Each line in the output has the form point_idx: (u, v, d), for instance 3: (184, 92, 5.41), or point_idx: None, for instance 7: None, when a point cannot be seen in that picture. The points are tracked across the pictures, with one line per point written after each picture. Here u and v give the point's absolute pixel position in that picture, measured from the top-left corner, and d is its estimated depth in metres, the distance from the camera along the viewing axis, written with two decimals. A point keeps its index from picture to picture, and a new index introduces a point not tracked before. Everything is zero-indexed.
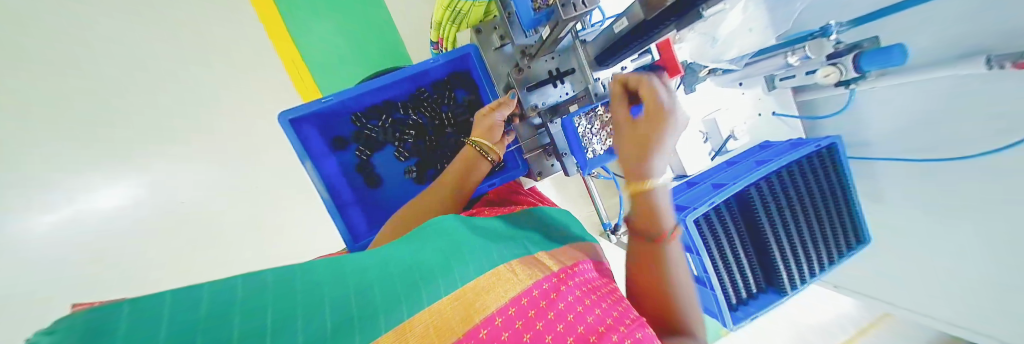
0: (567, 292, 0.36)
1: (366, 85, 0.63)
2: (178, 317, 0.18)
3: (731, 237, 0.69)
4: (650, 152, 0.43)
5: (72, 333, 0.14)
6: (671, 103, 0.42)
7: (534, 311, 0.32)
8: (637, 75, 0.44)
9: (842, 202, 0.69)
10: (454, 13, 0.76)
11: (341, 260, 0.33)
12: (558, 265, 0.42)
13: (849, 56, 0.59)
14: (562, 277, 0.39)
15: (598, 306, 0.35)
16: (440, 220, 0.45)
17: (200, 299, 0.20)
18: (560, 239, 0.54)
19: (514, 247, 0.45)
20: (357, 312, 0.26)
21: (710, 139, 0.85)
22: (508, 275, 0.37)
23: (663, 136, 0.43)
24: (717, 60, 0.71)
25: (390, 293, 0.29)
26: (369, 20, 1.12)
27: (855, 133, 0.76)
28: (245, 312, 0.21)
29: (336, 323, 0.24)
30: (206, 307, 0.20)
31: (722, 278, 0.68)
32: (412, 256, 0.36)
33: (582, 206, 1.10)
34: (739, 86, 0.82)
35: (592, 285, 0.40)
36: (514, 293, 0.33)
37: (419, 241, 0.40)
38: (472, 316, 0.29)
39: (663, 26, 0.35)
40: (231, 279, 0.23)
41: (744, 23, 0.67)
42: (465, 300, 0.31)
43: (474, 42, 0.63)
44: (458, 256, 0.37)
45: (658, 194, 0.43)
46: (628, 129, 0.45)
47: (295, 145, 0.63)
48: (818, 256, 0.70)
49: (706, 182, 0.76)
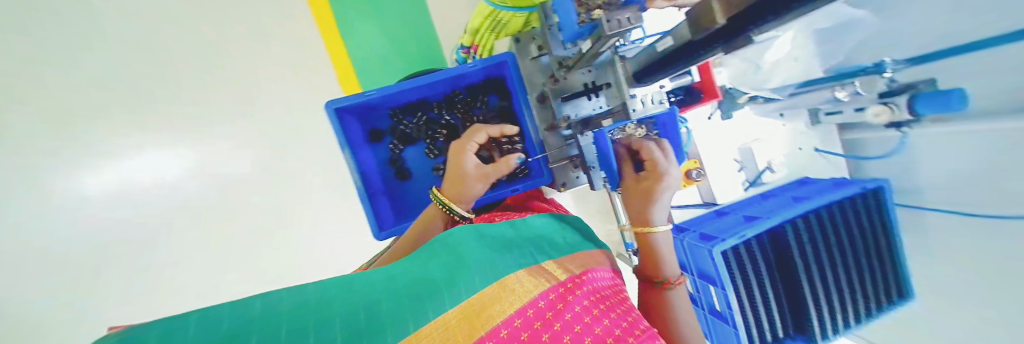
0: (575, 302, 0.36)
1: (407, 83, 0.67)
2: (202, 337, 0.19)
3: (760, 275, 0.66)
4: (652, 215, 0.46)
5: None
6: (664, 169, 0.45)
7: (539, 323, 0.31)
8: (637, 138, 0.48)
9: (882, 250, 0.64)
10: (493, 22, 0.80)
11: (351, 276, 0.34)
12: (566, 274, 0.43)
13: (903, 97, 0.56)
14: (569, 287, 0.39)
15: (606, 316, 0.35)
16: (451, 233, 0.48)
17: (222, 320, 0.21)
18: (569, 243, 0.54)
19: (520, 256, 0.45)
20: (365, 325, 0.25)
21: (745, 169, 0.82)
22: (513, 287, 0.37)
23: (660, 200, 0.46)
24: (758, 88, 0.78)
25: (398, 306, 0.29)
26: (410, 23, 1.21)
27: (906, 178, 0.70)
28: (262, 330, 0.21)
29: (345, 333, 0.24)
30: (227, 324, 0.20)
31: (747, 317, 0.64)
32: (421, 272, 0.37)
33: (602, 225, 1.09)
34: (780, 117, 0.81)
35: (600, 295, 0.40)
36: (520, 305, 0.33)
37: (425, 256, 0.42)
38: (476, 330, 0.28)
39: (707, 49, 0.34)
40: (254, 296, 0.24)
41: (789, 55, 0.75)
42: (472, 313, 0.31)
43: (512, 50, 0.64)
44: (463, 269, 0.38)
45: (660, 246, 0.47)
46: (631, 190, 0.49)
47: (337, 133, 0.67)
48: (857, 306, 0.64)
49: (737, 213, 0.74)
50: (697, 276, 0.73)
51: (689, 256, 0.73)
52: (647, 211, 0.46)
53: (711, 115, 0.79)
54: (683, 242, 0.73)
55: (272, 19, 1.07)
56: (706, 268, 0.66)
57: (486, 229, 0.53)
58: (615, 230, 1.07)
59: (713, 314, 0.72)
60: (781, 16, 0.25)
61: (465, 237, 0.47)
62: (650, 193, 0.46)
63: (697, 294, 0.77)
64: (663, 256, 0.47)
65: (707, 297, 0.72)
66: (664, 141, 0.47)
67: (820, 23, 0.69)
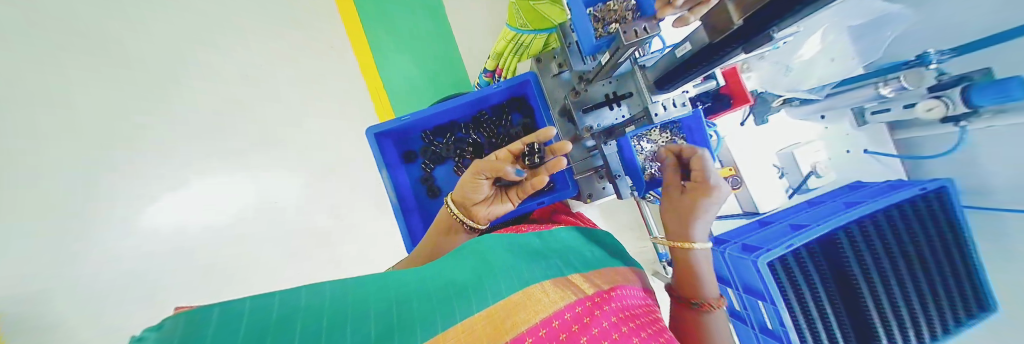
0: (602, 317, 0.34)
1: (436, 106, 0.72)
2: (252, 319, 0.21)
3: (813, 286, 0.61)
4: (691, 228, 0.46)
5: (173, 331, 0.17)
6: (715, 184, 0.45)
7: (565, 334, 0.31)
8: (688, 146, 0.49)
9: (957, 259, 0.57)
10: (516, 45, 0.85)
11: (387, 275, 0.35)
12: (593, 288, 0.41)
13: (955, 89, 0.53)
14: (596, 301, 0.37)
15: (636, 334, 0.32)
16: (480, 241, 0.48)
17: (273, 305, 0.23)
18: (596, 256, 0.54)
19: (546, 267, 0.45)
20: (396, 322, 0.26)
21: (787, 175, 0.80)
22: (537, 296, 0.36)
23: (703, 215, 0.46)
24: (793, 89, 0.72)
25: (427, 307, 0.29)
26: (440, 57, 1.36)
27: (969, 180, 0.63)
28: (306, 320, 0.23)
29: (378, 331, 0.25)
30: (277, 311, 0.23)
31: (803, 334, 0.59)
32: (448, 275, 0.37)
33: (635, 242, 1.06)
34: (821, 119, 0.79)
35: (630, 313, 0.37)
36: (544, 315, 0.32)
37: (456, 260, 0.43)
38: (500, 336, 0.28)
39: (726, 51, 0.36)
40: (298, 288, 0.26)
41: (825, 53, 0.69)
42: (496, 319, 0.30)
43: (533, 69, 0.69)
44: (491, 275, 0.38)
45: (700, 263, 0.46)
46: (671, 199, 0.49)
47: (376, 154, 0.73)
48: (932, 325, 0.57)
49: (783, 222, 0.70)
50: (743, 291, 0.68)
51: (733, 269, 0.68)
52: (689, 227, 0.46)
53: (744, 121, 0.80)
54: (724, 254, 0.69)
55: (320, 56, 1.20)
56: (752, 280, 0.62)
57: (515, 239, 0.53)
58: (648, 246, 1.04)
59: (765, 332, 0.66)
60: (800, 12, 0.25)
61: (493, 246, 0.47)
62: (693, 207, 0.46)
63: (745, 312, 0.72)
64: (701, 277, 0.46)
65: (755, 313, 0.67)
66: (704, 151, 0.46)
67: (854, 18, 0.64)
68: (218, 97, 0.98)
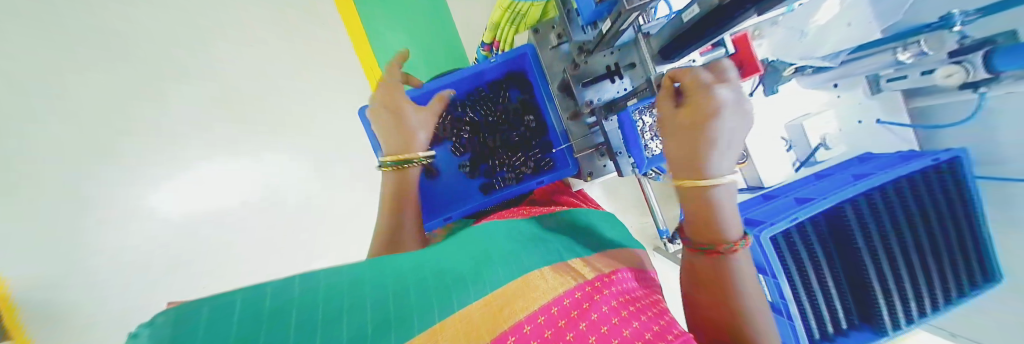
0: (601, 302, 0.33)
1: (430, 83, 0.69)
2: (247, 307, 0.21)
3: (815, 261, 0.61)
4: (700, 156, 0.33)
5: (162, 325, 0.17)
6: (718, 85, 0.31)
7: (564, 321, 0.30)
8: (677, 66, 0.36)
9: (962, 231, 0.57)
10: (513, 15, 0.81)
11: (384, 263, 0.35)
12: (594, 272, 0.40)
13: (979, 53, 0.49)
14: (596, 286, 0.37)
15: (636, 318, 0.31)
16: (479, 228, 0.48)
17: (267, 292, 0.23)
18: (598, 240, 0.53)
19: (545, 252, 0.44)
20: (392, 310, 0.26)
21: (795, 147, 0.79)
22: (535, 284, 0.35)
23: (717, 133, 0.32)
24: (806, 57, 0.65)
25: (424, 296, 0.29)
26: (438, 36, 1.31)
27: (984, 150, 0.62)
28: (301, 309, 0.23)
29: (375, 322, 0.25)
30: (270, 301, 0.22)
31: (804, 308, 0.59)
32: (447, 262, 0.37)
33: (637, 217, 1.06)
34: (834, 88, 0.76)
35: (629, 297, 0.37)
36: (544, 301, 0.32)
37: (455, 246, 0.42)
38: (500, 322, 0.28)
39: (738, 12, 0.32)
40: (293, 278, 0.26)
41: (844, 17, 0.60)
42: (494, 307, 0.30)
43: (531, 41, 0.66)
44: (489, 262, 0.38)
45: (716, 203, 0.34)
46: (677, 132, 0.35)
47: (371, 135, 0.72)
48: (932, 298, 0.57)
49: (786, 197, 0.69)
50: None
51: None
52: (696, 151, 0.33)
53: (752, 91, 0.77)
54: None
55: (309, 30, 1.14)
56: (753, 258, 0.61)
57: (515, 225, 0.53)
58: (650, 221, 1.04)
59: None
60: None
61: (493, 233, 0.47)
62: (703, 122, 0.32)
63: None
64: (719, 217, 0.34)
65: None
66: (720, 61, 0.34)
67: None
68: (217, 87, 0.98)
